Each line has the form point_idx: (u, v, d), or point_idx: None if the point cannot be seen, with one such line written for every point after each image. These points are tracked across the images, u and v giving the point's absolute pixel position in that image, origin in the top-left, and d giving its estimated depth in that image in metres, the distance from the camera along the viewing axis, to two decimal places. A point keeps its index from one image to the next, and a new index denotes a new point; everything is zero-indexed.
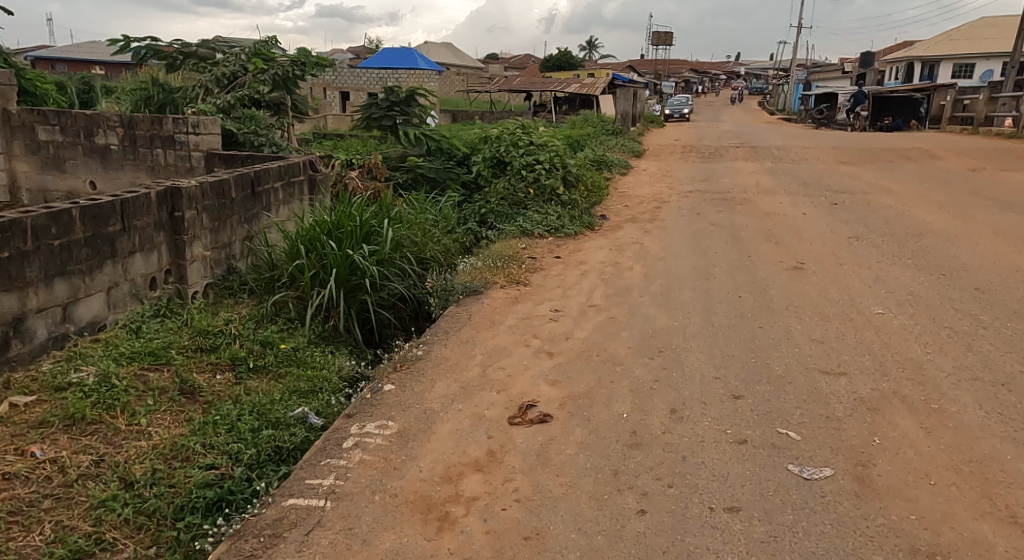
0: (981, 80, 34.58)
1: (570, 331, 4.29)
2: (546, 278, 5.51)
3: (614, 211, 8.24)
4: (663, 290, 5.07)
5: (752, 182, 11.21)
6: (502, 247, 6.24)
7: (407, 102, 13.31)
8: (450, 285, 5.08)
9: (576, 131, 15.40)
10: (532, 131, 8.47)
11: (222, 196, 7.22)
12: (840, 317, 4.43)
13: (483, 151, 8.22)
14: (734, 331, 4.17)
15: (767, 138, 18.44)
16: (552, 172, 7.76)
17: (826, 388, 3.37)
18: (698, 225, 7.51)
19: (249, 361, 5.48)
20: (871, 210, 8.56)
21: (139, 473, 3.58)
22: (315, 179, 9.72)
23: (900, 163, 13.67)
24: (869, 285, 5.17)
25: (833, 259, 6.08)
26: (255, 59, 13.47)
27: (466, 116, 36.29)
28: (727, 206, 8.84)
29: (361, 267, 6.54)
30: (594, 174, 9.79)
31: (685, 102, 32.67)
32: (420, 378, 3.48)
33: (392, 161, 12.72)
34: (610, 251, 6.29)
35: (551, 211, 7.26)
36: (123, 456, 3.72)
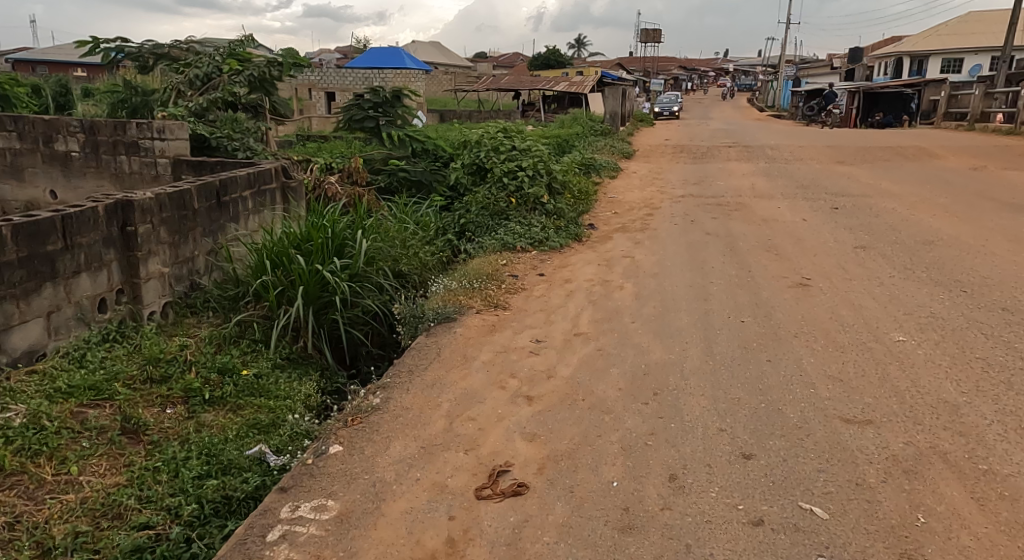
0: (971, 76, 34.34)
1: (553, 367, 3.78)
2: (527, 299, 4.99)
3: (602, 220, 7.73)
4: (656, 314, 4.57)
5: (747, 185, 10.73)
6: (480, 263, 5.72)
7: (390, 105, 12.67)
8: (418, 312, 4.56)
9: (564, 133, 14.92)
10: (515, 135, 7.94)
11: (182, 207, 6.64)
12: (857, 347, 3.94)
13: (463, 157, 7.69)
14: (738, 366, 3.67)
15: (760, 137, 18.00)
16: (535, 179, 7.23)
17: (851, 444, 2.89)
18: (692, 234, 7.02)
19: (206, 391, 4.89)
20: (874, 215, 8.10)
21: (59, 536, 3.03)
22: (288, 187, 9.24)
23: (898, 162, 13.25)
24: (885, 305, 4.69)
25: (840, 272, 5.61)
26: (229, 60, 12.86)
27: (453, 116, 35.69)
28: (722, 212, 8.35)
29: (331, 283, 6.01)
30: (582, 179, 9.30)
31: (675, 100, 32.26)
32: (375, 435, 2.96)
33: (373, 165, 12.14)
34: (598, 266, 5.79)
35: (535, 222, 6.74)
36: (43, 514, 3.18)
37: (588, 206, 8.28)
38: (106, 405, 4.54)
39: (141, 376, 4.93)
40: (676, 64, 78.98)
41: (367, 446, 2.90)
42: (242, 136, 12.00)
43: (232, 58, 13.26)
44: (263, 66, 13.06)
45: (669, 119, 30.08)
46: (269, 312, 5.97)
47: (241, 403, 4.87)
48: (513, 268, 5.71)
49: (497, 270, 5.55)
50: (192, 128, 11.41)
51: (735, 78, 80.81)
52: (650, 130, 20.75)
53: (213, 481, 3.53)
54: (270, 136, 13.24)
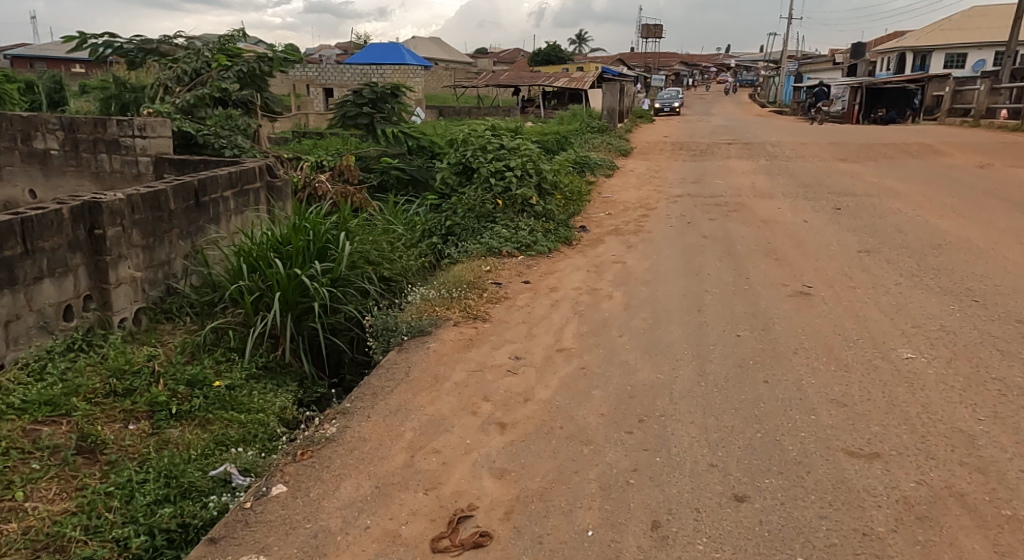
0: (974, 71, 33.96)
1: (531, 388, 3.47)
2: (509, 309, 4.68)
3: (595, 222, 7.42)
4: (646, 327, 4.27)
5: (747, 184, 10.41)
6: (463, 270, 5.41)
7: (382, 101, 12.47)
8: (391, 323, 4.26)
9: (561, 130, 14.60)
10: (504, 134, 7.62)
11: (157, 209, 6.27)
12: (863, 365, 3.62)
13: (449, 156, 7.37)
14: (732, 388, 3.36)
15: (760, 133, 17.68)
16: (524, 179, 6.93)
17: (857, 484, 2.58)
18: (688, 238, 6.70)
19: (173, 404, 4.37)
20: (878, 216, 7.79)
21: None
22: (274, 185, 9.02)
23: (902, 160, 12.92)
24: (891, 316, 4.38)
25: (843, 278, 5.30)
26: (217, 56, 12.54)
27: (452, 113, 35.33)
28: (719, 213, 8.04)
29: (311, 288, 5.64)
30: (575, 179, 9.02)
31: (676, 96, 31.91)
32: (325, 472, 2.66)
33: (365, 162, 11.85)
34: (587, 272, 5.48)
35: (523, 224, 6.44)
36: None
37: (580, 206, 7.98)
38: (61, 422, 4.06)
39: (103, 390, 4.42)
40: (677, 60, 78.59)
41: (315, 486, 2.59)
42: (229, 133, 11.65)
43: (222, 53, 12.89)
44: (252, 61, 12.69)
45: (670, 116, 29.72)
46: (245, 319, 5.59)
47: (212, 418, 4.34)
48: (497, 275, 5.41)
49: (480, 278, 5.24)
50: (178, 126, 11.05)
51: (737, 74, 80.29)
52: (649, 127, 20.41)
53: (168, 508, 3.15)
54: (262, 133, 12.92)
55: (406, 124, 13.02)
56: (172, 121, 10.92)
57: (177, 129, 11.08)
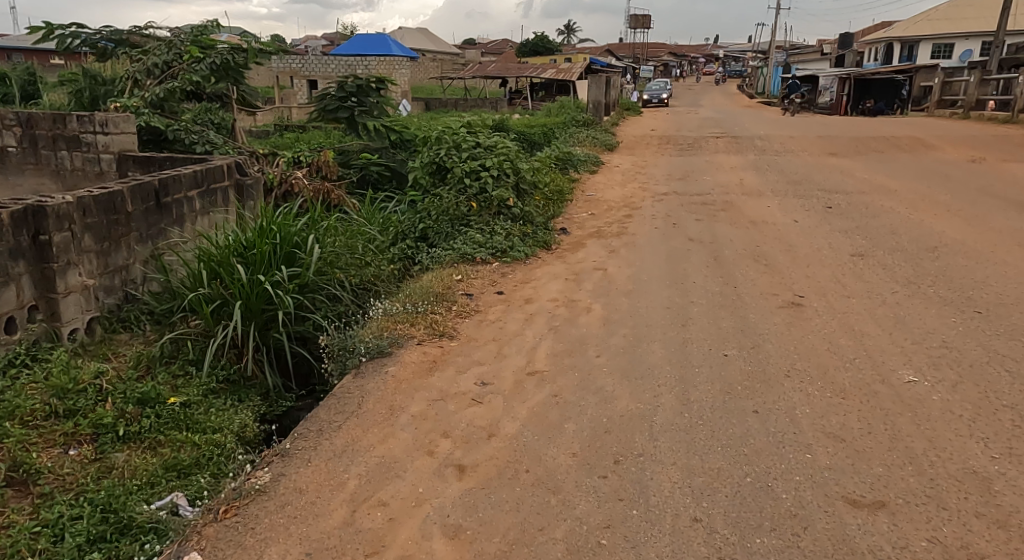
0: (961, 61, 33.82)
1: (496, 421, 3.13)
2: (479, 324, 4.34)
3: (576, 225, 7.08)
4: (626, 345, 3.93)
5: (735, 180, 10.10)
6: (434, 279, 5.05)
7: (364, 93, 11.69)
8: (349, 342, 3.91)
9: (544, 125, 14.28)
10: (481, 131, 7.23)
11: (114, 211, 5.79)
12: (861, 390, 3.29)
13: (422, 155, 6.98)
14: (719, 420, 3.02)
15: (748, 126, 17.39)
16: (499, 178, 6.59)
17: (860, 545, 2.25)
18: (673, 241, 6.38)
19: (120, 426, 3.90)
20: (869, 215, 7.50)
21: None
22: (243, 184, 8.66)
23: (892, 154, 12.65)
24: (890, 330, 4.06)
25: (836, 285, 4.99)
26: (188, 47, 11.75)
27: (439, 105, 34.86)
28: (706, 213, 7.71)
29: (276, 295, 5.12)
30: (557, 177, 8.70)
31: (664, 88, 31.54)
32: (248, 540, 2.32)
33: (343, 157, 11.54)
34: (565, 282, 5.13)
35: (499, 228, 6.10)
36: None
37: (561, 206, 7.64)
38: None
39: (41, 413, 3.91)
40: (666, 50, 78.19)
41: (233, 559, 2.26)
42: (200, 129, 11.15)
43: (195, 44, 12.17)
44: (224, 52, 11.90)
45: (657, 107, 29.36)
46: (205, 328, 5.06)
47: (162, 443, 3.82)
48: (470, 286, 5.05)
49: (453, 290, 4.87)
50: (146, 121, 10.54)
51: (724, 65, 79.98)
52: (636, 120, 20.07)
53: (95, 552, 2.30)
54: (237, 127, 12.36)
55: (390, 116, 12.46)
56: (138, 117, 10.35)
57: (142, 126, 10.53)
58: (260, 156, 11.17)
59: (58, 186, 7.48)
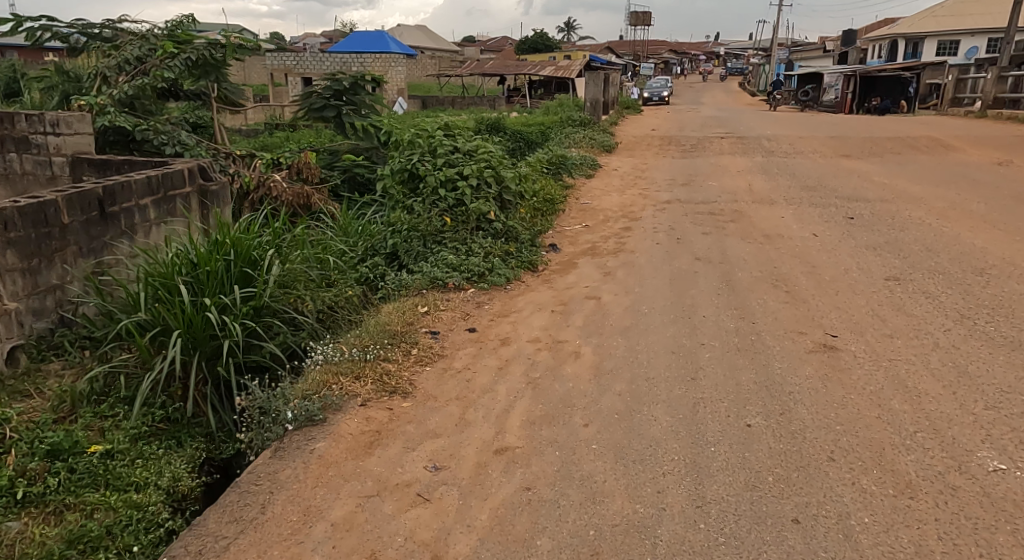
0: (968, 58, 33.05)
1: (446, 531, 2.33)
2: (441, 376, 3.53)
3: (568, 242, 6.27)
4: (622, 408, 3.12)
5: (744, 186, 9.27)
6: (395, 314, 4.23)
7: (352, 92, 10.94)
8: (271, 403, 3.13)
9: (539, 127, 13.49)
10: (460, 133, 6.40)
11: (45, 224, 4.85)
12: (933, 486, 2.50)
13: (393, 161, 6.15)
14: (748, 539, 2.23)
15: (754, 125, 16.58)
16: (479, 188, 5.81)
17: None
18: (679, 261, 5.57)
19: (19, 487, 3.08)
20: (897, 229, 6.69)
21: None
22: (207, 189, 7.99)
23: (910, 156, 11.86)
24: (952, 387, 3.26)
25: (874, 320, 4.19)
26: (162, 42, 10.63)
27: (436, 104, 33.98)
28: (714, 226, 6.89)
29: (225, 322, 4.15)
30: (547, 183, 7.90)
31: (665, 85, 30.67)
32: None
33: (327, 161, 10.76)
34: (550, 315, 4.32)
35: (478, 246, 5.31)
36: None
37: (549, 217, 6.87)
38: None
39: None
40: (666, 47, 77.35)
41: None
42: (173, 128, 10.13)
43: (171, 39, 11.06)
44: (201, 48, 10.75)
45: (658, 106, 28.47)
46: (143, 359, 4.13)
47: (62, 518, 2.98)
48: (438, 321, 4.24)
49: (418, 330, 4.06)
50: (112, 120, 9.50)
51: (725, 63, 79.05)
52: (636, 119, 19.19)
53: None
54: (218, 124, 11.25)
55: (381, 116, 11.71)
56: (102, 117, 9.28)
57: (107, 126, 9.46)
58: (236, 158, 10.14)
59: (8, 193, 6.65)
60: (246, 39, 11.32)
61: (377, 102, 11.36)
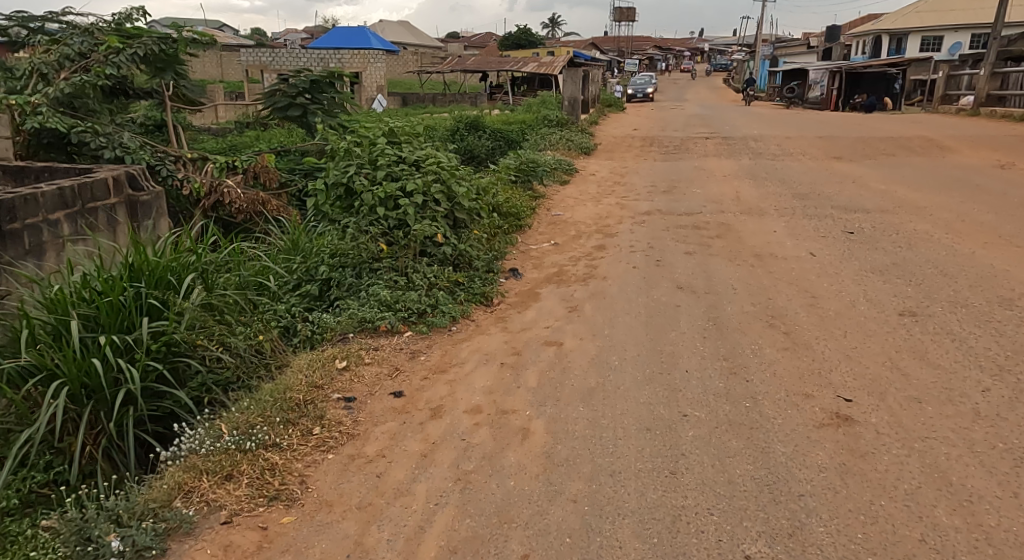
0: (951, 54, 32.58)
1: None
2: (342, 471, 2.70)
3: (531, 267, 5.44)
4: (574, 528, 2.32)
5: (730, 193, 8.48)
6: (305, 369, 3.43)
7: (317, 90, 10.13)
8: (97, 523, 2.29)
9: (515, 128, 12.67)
10: (406, 139, 5.56)
11: None
12: None
13: (329, 172, 5.30)
14: None
15: (739, 124, 15.86)
16: (425, 204, 5.03)
17: None
18: (658, 290, 4.77)
19: None
20: (903, 245, 5.93)
21: None
22: (137, 202, 7.14)
23: (905, 158, 11.16)
24: (1012, 484, 2.47)
25: (894, 374, 3.40)
26: (106, 35, 9.17)
27: (416, 101, 33.00)
28: (698, 245, 6.09)
29: (123, 371, 3.33)
30: (511, 193, 7.09)
31: (649, 81, 29.87)
32: None
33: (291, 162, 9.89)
34: (497, 372, 3.50)
35: (420, 277, 4.52)
36: None
37: (511, 237, 6.09)
38: None
39: None
40: (651, 43, 76.74)
41: None
42: (116, 129, 8.58)
43: (116, 32, 9.61)
44: (149, 43, 9.40)
45: (641, 103, 27.65)
46: (19, 416, 3.29)
47: None
48: (357, 380, 3.41)
49: (329, 395, 3.24)
50: (43, 122, 7.95)
51: (709, 60, 78.51)
52: (617, 118, 18.36)
53: None
54: (172, 126, 9.83)
55: (348, 115, 10.90)
56: (31, 118, 7.80)
57: (38, 127, 7.99)
58: (185, 161, 8.70)
59: None
60: (201, 33, 9.98)
61: (344, 102, 10.66)
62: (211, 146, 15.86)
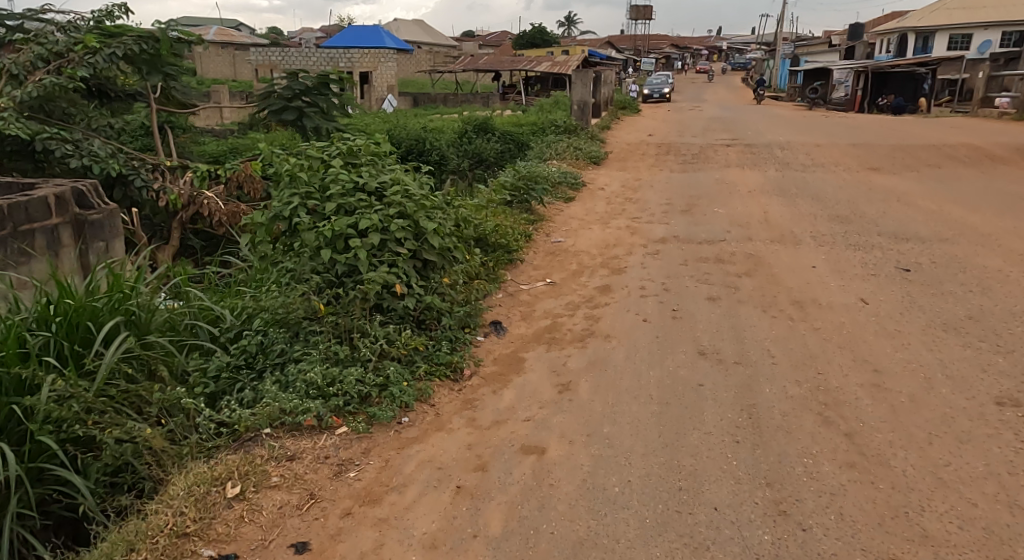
0: (980, 53, 31.10)
1: None
2: None
3: (519, 319, 4.46)
4: None
5: (757, 214, 7.44)
6: (177, 495, 2.48)
7: (315, 93, 9.30)
8: None
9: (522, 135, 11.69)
10: (368, 164, 4.56)
11: None
12: None
13: (270, 202, 4.28)
14: None
15: (763, 129, 14.79)
16: (385, 243, 4.02)
17: None
18: (677, 357, 3.76)
19: None
20: (974, 288, 4.88)
21: None
22: (85, 221, 5.87)
23: (951, 170, 10.04)
24: None
25: (1017, 524, 2.38)
26: (84, 34, 7.96)
27: (428, 101, 32.12)
28: (722, 287, 5.07)
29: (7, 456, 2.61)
30: (504, 222, 6.13)
31: (667, 81, 28.73)
32: None
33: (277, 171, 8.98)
34: (447, 509, 2.51)
35: (368, 344, 3.53)
36: None
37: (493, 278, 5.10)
38: None
39: None
40: (668, 42, 75.41)
41: None
42: (86, 137, 7.51)
43: (94, 29, 8.43)
44: (130, 42, 8.20)
45: (658, 105, 26.57)
46: None
47: None
48: (247, 517, 2.44)
49: (197, 551, 2.29)
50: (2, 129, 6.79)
51: (728, 59, 76.89)
52: (633, 121, 17.32)
53: None
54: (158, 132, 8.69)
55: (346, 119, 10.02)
56: None
57: None
58: (163, 170, 7.71)
59: None
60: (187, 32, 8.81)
61: (345, 104, 9.82)
62: (206, 155, 15.03)
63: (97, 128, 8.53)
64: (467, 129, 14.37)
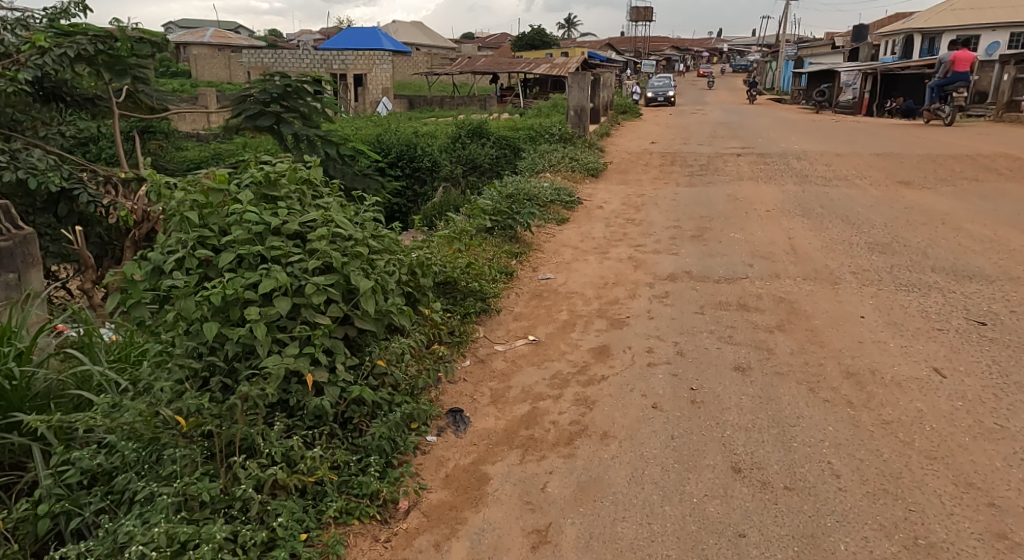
0: (988, 56, 29.95)
1: None
2: None
3: (487, 402, 3.38)
4: None
5: (780, 242, 6.38)
6: None
7: (290, 97, 8.07)
8: None
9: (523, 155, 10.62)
10: (290, 196, 3.47)
11: None
12: None
13: (155, 245, 3.17)
14: None
15: (774, 136, 13.73)
16: (299, 309, 2.92)
17: None
18: (702, 476, 2.69)
19: None
20: None
21: None
22: None
23: (991, 184, 8.97)
24: None
25: None
26: (30, 32, 6.63)
27: (424, 104, 31.07)
28: (750, 348, 4.00)
29: None
30: (478, 262, 5.07)
31: (669, 84, 27.65)
32: None
33: None
34: None
35: (254, 469, 2.41)
36: None
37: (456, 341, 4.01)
38: None
39: None
40: (669, 44, 74.41)
41: None
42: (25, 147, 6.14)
43: (48, 28, 7.23)
44: (84, 41, 6.80)
45: (659, 109, 25.49)
46: None
47: None
48: None
49: None
50: None
51: (729, 61, 75.84)
52: (634, 127, 16.28)
53: None
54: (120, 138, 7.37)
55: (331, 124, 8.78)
56: None
57: None
58: (116, 182, 6.40)
59: None
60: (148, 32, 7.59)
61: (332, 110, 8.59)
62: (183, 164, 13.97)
63: (45, 137, 7.27)
64: (460, 134, 13.26)
